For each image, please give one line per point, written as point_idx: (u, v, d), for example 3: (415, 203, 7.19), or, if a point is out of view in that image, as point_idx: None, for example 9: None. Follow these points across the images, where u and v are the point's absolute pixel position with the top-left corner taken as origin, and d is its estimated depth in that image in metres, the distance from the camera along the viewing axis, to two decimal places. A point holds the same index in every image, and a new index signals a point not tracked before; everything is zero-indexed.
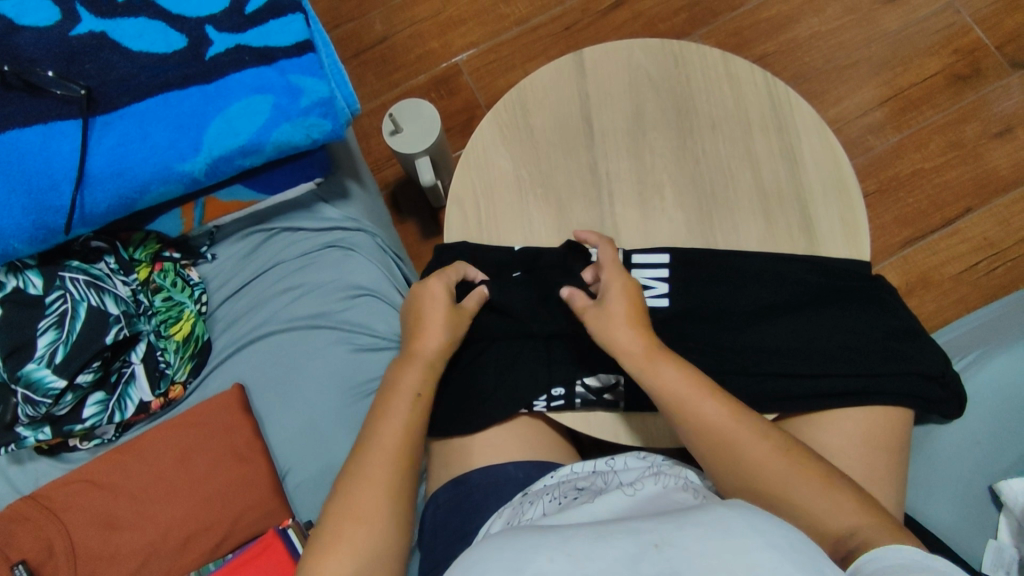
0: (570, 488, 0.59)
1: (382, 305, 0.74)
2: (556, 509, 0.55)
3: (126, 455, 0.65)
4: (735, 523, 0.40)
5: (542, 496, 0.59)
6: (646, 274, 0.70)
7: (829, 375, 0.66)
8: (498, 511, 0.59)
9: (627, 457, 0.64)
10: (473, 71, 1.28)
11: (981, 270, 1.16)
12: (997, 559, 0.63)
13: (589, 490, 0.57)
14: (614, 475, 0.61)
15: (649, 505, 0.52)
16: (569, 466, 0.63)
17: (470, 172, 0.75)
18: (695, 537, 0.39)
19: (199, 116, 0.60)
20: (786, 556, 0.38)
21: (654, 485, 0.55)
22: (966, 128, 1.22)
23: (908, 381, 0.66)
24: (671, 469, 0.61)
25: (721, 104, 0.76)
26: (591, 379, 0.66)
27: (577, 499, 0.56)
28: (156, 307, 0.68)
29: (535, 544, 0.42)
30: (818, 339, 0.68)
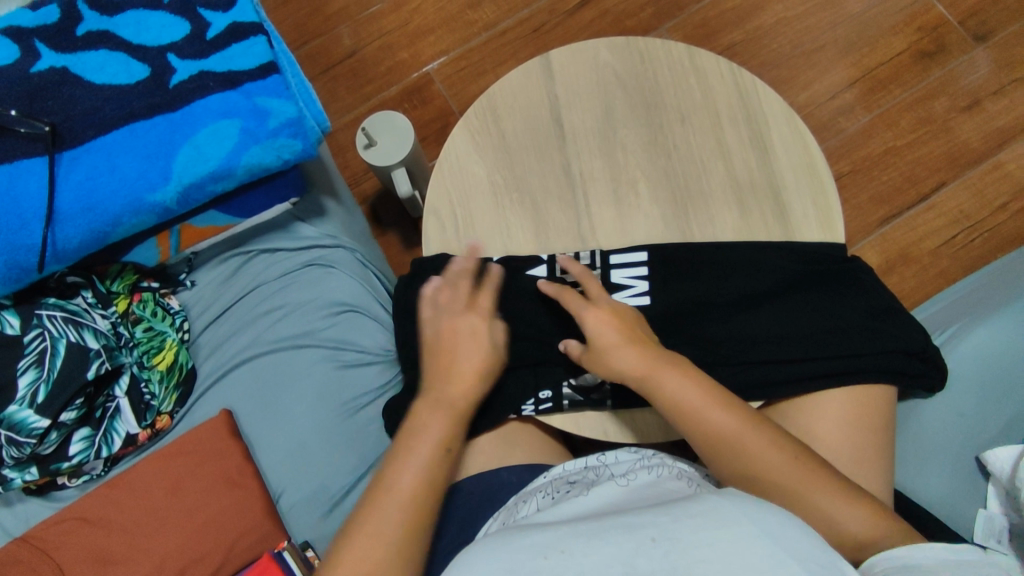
0: (563, 483, 0.60)
1: (366, 320, 0.74)
2: (549, 505, 0.57)
3: (116, 489, 0.65)
4: (731, 513, 0.41)
5: (539, 493, 0.60)
6: (624, 273, 0.71)
7: (811, 359, 0.67)
8: (495, 514, 0.60)
9: (618, 451, 0.64)
10: (444, 79, 1.28)
11: (958, 243, 1.18)
12: (987, 529, 0.64)
13: (581, 484, 0.59)
14: (606, 467, 0.62)
15: (641, 496, 0.53)
16: (562, 464, 0.64)
17: (444, 182, 0.75)
18: (691, 529, 0.41)
19: (167, 144, 0.60)
20: (777, 541, 0.39)
21: (648, 475, 0.57)
22: (935, 103, 1.23)
23: (891, 358, 0.67)
24: (662, 460, 0.62)
25: (689, 97, 0.77)
26: (577, 380, 0.67)
27: (570, 492, 0.57)
28: (138, 338, 0.68)
29: (530, 543, 0.44)
30: (803, 323, 0.69)
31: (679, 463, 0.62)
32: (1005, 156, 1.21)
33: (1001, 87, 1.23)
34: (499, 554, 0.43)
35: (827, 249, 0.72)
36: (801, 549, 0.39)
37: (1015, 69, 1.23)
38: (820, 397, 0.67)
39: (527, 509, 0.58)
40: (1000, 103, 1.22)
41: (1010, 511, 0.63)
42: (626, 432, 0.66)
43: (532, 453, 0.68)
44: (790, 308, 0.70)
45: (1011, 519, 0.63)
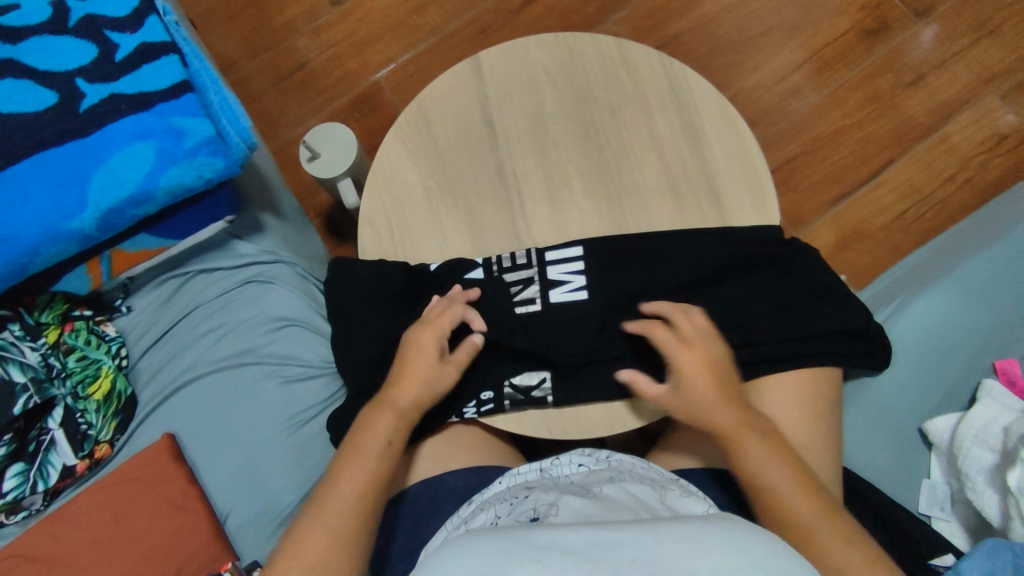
0: (519, 489, 0.60)
1: (308, 334, 0.74)
2: (507, 514, 0.55)
3: (56, 522, 0.64)
4: (718, 543, 0.43)
5: (493, 502, 0.59)
6: (561, 270, 0.70)
7: (751, 343, 0.68)
8: (444, 522, 0.60)
9: (570, 456, 0.65)
10: (394, 86, 1.28)
11: (910, 217, 1.19)
12: (930, 497, 0.66)
13: (539, 490, 0.58)
14: (563, 474, 0.62)
15: (609, 507, 0.53)
16: (515, 470, 0.64)
17: (379, 191, 0.75)
18: (675, 555, 0.42)
19: (80, 170, 0.59)
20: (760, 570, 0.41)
21: (612, 487, 0.57)
22: (881, 80, 1.25)
23: (829, 340, 0.68)
24: (612, 464, 0.63)
25: (620, 89, 0.77)
26: (517, 379, 0.68)
27: (529, 500, 0.56)
28: (71, 368, 0.67)
29: (506, 551, 0.44)
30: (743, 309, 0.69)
31: (633, 466, 0.63)
32: (951, 128, 1.22)
33: (943, 60, 1.24)
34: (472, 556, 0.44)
35: (769, 233, 0.72)
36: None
37: (955, 42, 1.25)
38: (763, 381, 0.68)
39: (479, 522, 0.56)
40: (944, 76, 1.24)
41: (951, 479, 0.66)
42: (569, 427, 0.67)
43: (479, 456, 0.69)
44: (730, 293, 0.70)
45: (952, 487, 0.66)
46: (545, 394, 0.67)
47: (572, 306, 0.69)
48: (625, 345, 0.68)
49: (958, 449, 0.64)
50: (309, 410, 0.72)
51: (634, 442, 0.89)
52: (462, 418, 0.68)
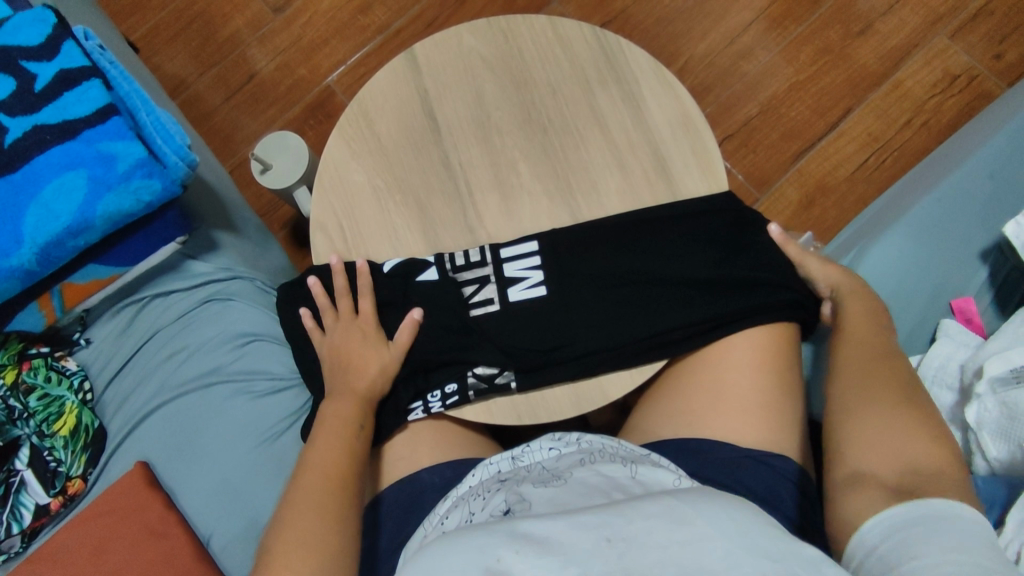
0: (493, 482, 0.60)
1: (271, 346, 0.74)
2: (479, 510, 0.56)
3: (35, 563, 0.63)
4: (688, 514, 0.44)
5: (468, 498, 0.59)
6: (518, 265, 0.70)
7: (709, 306, 0.68)
8: (422, 520, 0.61)
9: (539, 442, 0.65)
10: (346, 89, 1.26)
11: (871, 165, 1.20)
12: None
13: (511, 482, 0.59)
14: (536, 462, 0.62)
15: (578, 493, 0.53)
16: (488, 460, 0.64)
17: (326, 196, 0.74)
18: (648, 532, 0.42)
19: (12, 207, 0.58)
20: (730, 533, 0.42)
21: (581, 470, 0.58)
22: (830, 32, 1.25)
23: (794, 296, 0.68)
24: (586, 445, 0.63)
25: (557, 68, 0.77)
26: (481, 369, 0.68)
27: (499, 495, 0.57)
28: (33, 408, 0.67)
29: (481, 544, 0.43)
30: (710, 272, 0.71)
31: (605, 445, 0.63)
32: (903, 73, 1.22)
33: (889, 7, 1.24)
34: (450, 557, 0.44)
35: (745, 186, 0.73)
36: (754, 536, 0.42)
37: None
38: (729, 347, 0.68)
39: (454, 521, 0.57)
40: (891, 23, 1.24)
41: None
42: (538, 411, 0.68)
43: (454, 450, 0.69)
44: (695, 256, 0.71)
45: None
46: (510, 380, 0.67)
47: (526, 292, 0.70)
48: (584, 321, 0.69)
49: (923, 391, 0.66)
50: (281, 423, 0.71)
51: (615, 417, 0.89)
52: (428, 412, 0.69)
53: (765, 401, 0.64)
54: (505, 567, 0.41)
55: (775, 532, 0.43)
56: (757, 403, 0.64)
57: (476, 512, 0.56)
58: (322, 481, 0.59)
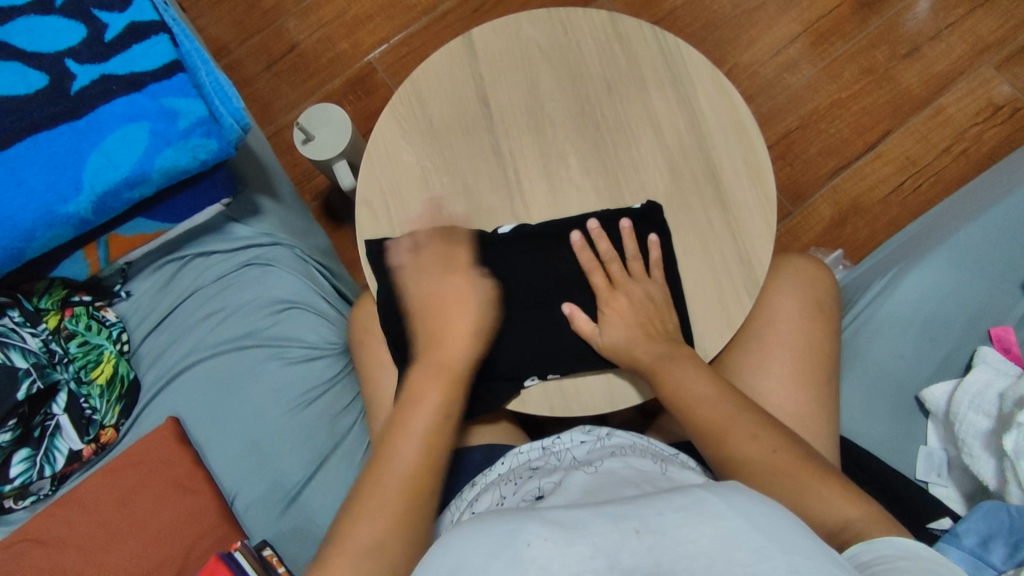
0: (524, 470, 0.61)
1: (308, 314, 0.74)
2: (510, 493, 0.57)
3: (65, 506, 0.64)
4: (716, 508, 0.43)
5: (498, 483, 0.61)
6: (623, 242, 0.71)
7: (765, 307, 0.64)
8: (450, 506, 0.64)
9: (571, 433, 0.66)
10: (387, 67, 1.27)
11: (907, 189, 1.20)
12: (927, 462, 0.67)
13: (543, 470, 0.60)
14: (566, 452, 0.63)
15: (609, 482, 0.54)
16: (518, 449, 0.66)
17: (375, 172, 0.74)
18: (679, 524, 0.41)
19: (74, 154, 0.58)
20: (761, 528, 0.41)
21: (612, 461, 0.58)
22: (877, 52, 1.24)
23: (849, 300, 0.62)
24: (615, 439, 0.64)
25: (615, 64, 0.77)
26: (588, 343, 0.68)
27: (532, 480, 0.58)
28: (72, 353, 0.67)
29: (510, 526, 0.43)
30: (768, 260, 0.70)
31: (636, 441, 0.64)
32: (947, 99, 1.22)
33: (938, 31, 1.23)
34: (476, 539, 0.43)
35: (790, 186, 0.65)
36: (782, 538, 0.40)
37: (950, 12, 1.24)
38: (764, 359, 0.69)
39: (485, 503, 0.58)
40: (939, 47, 1.23)
41: (948, 444, 0.66)
42: (572, 407, 0.68)
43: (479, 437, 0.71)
44: (752, 246, 0.71)
45: (949, 453, 0.66)
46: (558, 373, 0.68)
47: (581, 276, 0.69)
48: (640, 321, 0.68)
49: (955, 415, 0.64)
50: (312, 392, 0.72)
51: (635, 417, 0.90)
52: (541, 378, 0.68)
53: (795, 415, 0.66)
54: (534, 551, 0.41)
55: (802, 531, 0.42)
56: None
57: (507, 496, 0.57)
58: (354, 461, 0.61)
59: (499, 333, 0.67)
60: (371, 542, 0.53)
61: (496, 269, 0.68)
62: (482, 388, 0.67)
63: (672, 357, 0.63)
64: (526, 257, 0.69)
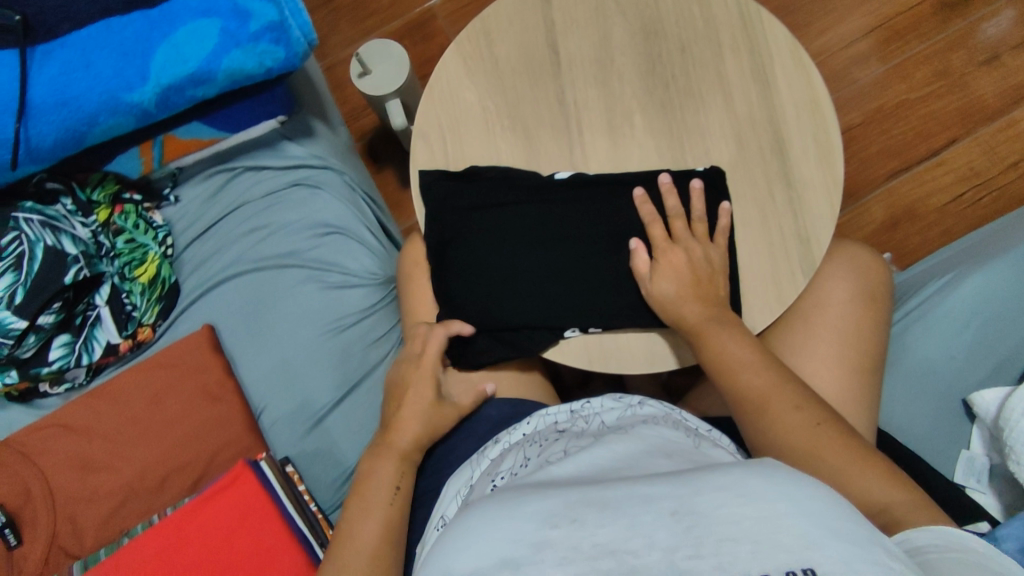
0: (550, 433, 0.59)
1: (351, 242, 0.73)
2: (535, 457, 0.55)
3: (98, 398, 0.65)
4: (759, 486, 0.38)
5: (523, 444, 0.59)
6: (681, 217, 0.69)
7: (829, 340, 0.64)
8: (470, 458, 0.62)
9: (603, 398, 0.64)
10: (449, 14, 1.22)
11: (966, 202, 1.12)
12: (968, 467, 0.65)
13: (570, 436, 0.57)
14: (595, 418, 0.61)
15: (641, 453, 0.50)
16: (544, 410, 0.63)
17: (436, 105, 0.73)
18: (717, 504, 0.37)
19: (143, 43, 0.57)
20: (811, 515, 0.35)
21: (644, 428, 0.55)
22: (953, 56, 1.16)
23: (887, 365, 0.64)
24: (648, 409, 0.61)
25: (692, 24, 0.73)
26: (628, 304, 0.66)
27: (558, 444, 0.56)
28: (119, 249, 0.68)
29: (535, 509, 0.39)
30: (828, 242, 0.68)
31: (668, 412, 0.61)
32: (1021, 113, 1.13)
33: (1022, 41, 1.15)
34: (494, 523, 0.39)
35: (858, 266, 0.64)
36: (836, 524, 0.35)
37: None
38: (812, 344, 0.67)
39: (508, 464, 0.56)
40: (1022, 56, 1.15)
41: (992, 451, 0.64)
42: (608, 361, 0.67)
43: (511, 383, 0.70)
44: (813, 227, 0.68)
45: (992, 459, 0.64)
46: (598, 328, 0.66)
47: (634, 237, 0.67)
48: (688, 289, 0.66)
49: (1005, 421, 0.61)
50: (347, 319, 0.71)
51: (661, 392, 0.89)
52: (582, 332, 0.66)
53: (839, 404, 0.64)
54: (560, 537, 0.37)
55: (856, 520, 0.36)
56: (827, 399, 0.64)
57: (532, 458, 0.55)
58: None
59: (546, 280, 0.65)
60: None
61: (546, 220, 0.67)
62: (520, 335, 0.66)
63: (719, 323, 0.62)
64: (581, 207, 0.67)
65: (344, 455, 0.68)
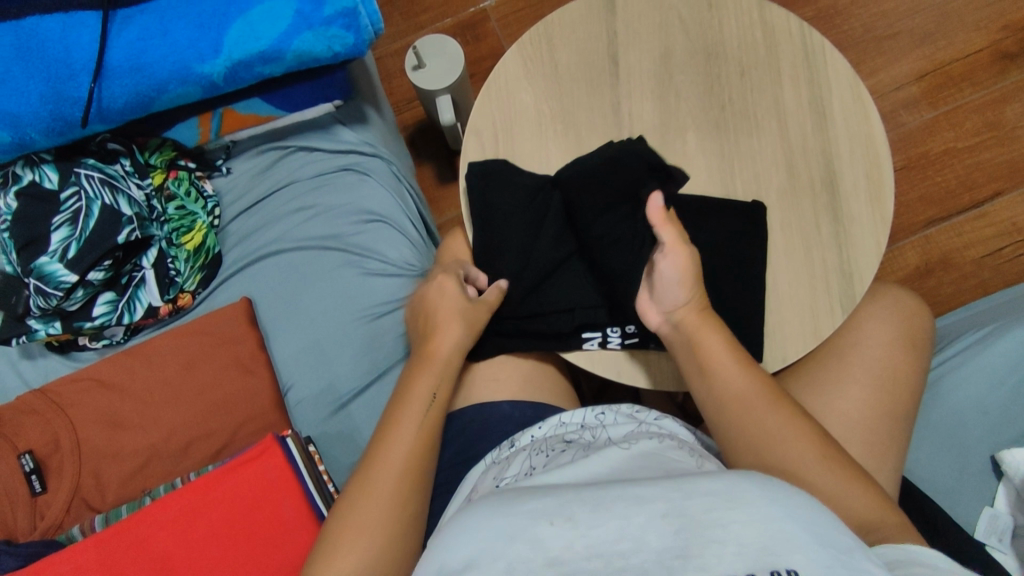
0: (557, 441, 0.57)
1: (392, 231, 0.74)
2: (541, 466, 0.53)
3: (134, 357, 0.66)
4: (750, 492, 0.37)
5: (530, 450, 0.57)
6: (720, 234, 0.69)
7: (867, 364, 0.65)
8: (481, 460, 0.61)
9: (616, 411, 0.62)
10: (501, 18, 1.22)
11: (1004, 256, 1.10)
12: (990, 525, 0.64)
13: (577, 445, 0.55)
14: (603, 429, 0.58)
15: (641, 465, 0.48)
16: (560, 418, 0.62)
17: (491, 104, 0.74)
18: (707, 508, 0.36)
19: (220, 16, 0.59)
20: (797, 522, 0.35)
21: (649, 443, 0.53)
22: (1006, 109, 1.14)
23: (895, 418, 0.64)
24: (658, 426, 0.59)
25: (753, 50, 0.73)
26: None
27: (565, 453, 0.54)
28: (169, 215, 0.69)
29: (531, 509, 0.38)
30: (870, 280, 0.67)
31: (680, 434, 0.59)
32: None
33: None
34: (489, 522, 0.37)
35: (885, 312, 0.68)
36: (819, 528, 0.35)
37: None
38: (845, 383, 0.66)
39: (514, 470, 0.54)
40: None
41: (1018, 511, 0.63)
42: (638, 376, 0.66)
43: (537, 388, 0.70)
44: (856, 263, 0.68)
45: (1017, 519, 0.63)
46: (619, 342, 0.66)
47: None
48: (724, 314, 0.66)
49: None
50: (381, 307, 0.72)
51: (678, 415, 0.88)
52: (602, 347, 0.66)
53: (868, 447, 0.63)
54: (553, 538, 0.35)
55: (835, 525, 0.36)
56: (856, 438, 0.63)
57: (537, 466, 0.53)
58: (449, 342, 0.62)
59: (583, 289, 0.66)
60: (410, 474, 0.55)
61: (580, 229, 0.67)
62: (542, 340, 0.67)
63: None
64: None
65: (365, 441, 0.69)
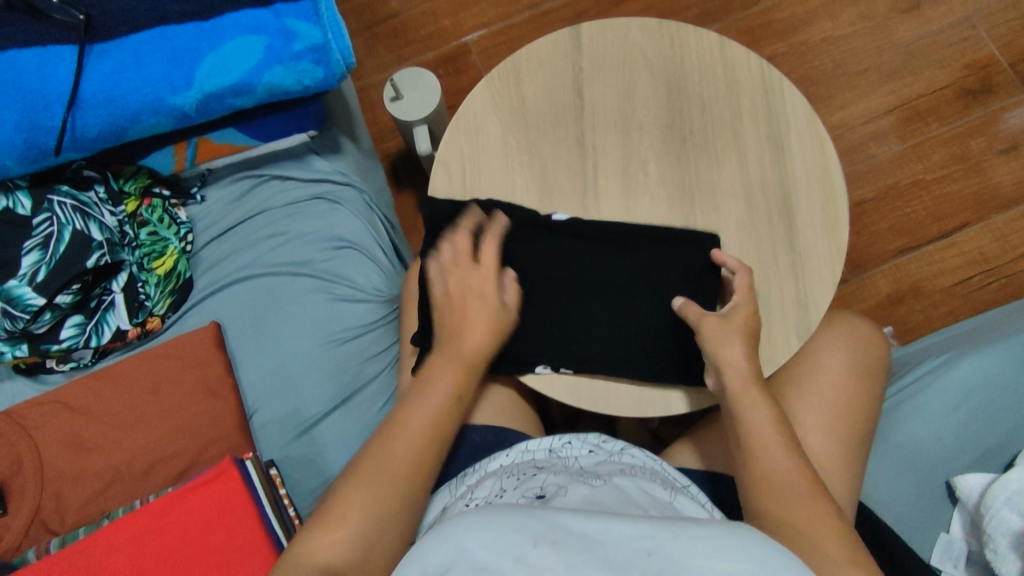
0: (528, 467, 0.58)
1: (362, 258, 0.76)
2: (511, 489, 0.54)
3: (100, 380, 0.67)
4: (735, 542, 0.35)
5: (501, 473, 0.58)
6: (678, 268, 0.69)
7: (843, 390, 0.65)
8: (449, 482, 0.63)
9: (582, 440, 0.63)
10: (482, 52, 1.26)
11: (973, 285, 1.13)
12: (945, 550, 0.65)
13: (548, 471, 0.57)
14: (573, 460, 0.59)
15: (614, 497, 0.49)
16: (524, 445, 0.62)
17: (459, 137, 0.76)
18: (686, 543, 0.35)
19: (192, 52, 0.61)
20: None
21: (623, 478, 0.53)
22: (971, 142, 1.18)
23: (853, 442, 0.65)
24: (622, 456, 0.60)
25: (713, 86, 0.76)
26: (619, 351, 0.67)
27: (534, 480, 0.55)
28: (141, 240, 0.71)
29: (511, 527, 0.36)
30: (825, 309, 0.69)
31: (649, 464, 0.60)
32: None
33: None
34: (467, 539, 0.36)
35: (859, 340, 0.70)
36: None
37: None
38: (802, 409, 0.67)
39: (483, 491, 0.56)
40: None
41: (971, 536, 0.64)
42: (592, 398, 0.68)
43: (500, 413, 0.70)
44: (812, 293, 0.69)
45: (970, 544, 0.64)
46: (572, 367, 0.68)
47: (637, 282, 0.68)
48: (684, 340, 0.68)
49: (986, 508, 0.61)
50: (348, 333, 0.73)
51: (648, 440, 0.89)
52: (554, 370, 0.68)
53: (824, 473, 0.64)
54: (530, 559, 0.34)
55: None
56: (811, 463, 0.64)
57: (507, 490, 0.55)
58: None
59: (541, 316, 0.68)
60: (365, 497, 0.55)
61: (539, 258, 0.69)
62: (501, 364, 0.68)
63: None
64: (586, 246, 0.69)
65: (328, 465, 0.69)
